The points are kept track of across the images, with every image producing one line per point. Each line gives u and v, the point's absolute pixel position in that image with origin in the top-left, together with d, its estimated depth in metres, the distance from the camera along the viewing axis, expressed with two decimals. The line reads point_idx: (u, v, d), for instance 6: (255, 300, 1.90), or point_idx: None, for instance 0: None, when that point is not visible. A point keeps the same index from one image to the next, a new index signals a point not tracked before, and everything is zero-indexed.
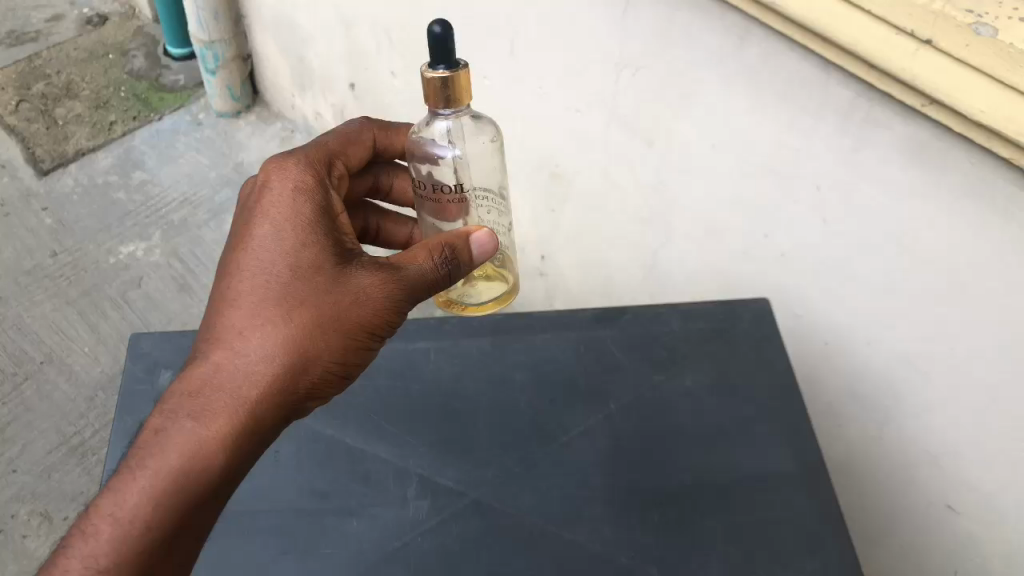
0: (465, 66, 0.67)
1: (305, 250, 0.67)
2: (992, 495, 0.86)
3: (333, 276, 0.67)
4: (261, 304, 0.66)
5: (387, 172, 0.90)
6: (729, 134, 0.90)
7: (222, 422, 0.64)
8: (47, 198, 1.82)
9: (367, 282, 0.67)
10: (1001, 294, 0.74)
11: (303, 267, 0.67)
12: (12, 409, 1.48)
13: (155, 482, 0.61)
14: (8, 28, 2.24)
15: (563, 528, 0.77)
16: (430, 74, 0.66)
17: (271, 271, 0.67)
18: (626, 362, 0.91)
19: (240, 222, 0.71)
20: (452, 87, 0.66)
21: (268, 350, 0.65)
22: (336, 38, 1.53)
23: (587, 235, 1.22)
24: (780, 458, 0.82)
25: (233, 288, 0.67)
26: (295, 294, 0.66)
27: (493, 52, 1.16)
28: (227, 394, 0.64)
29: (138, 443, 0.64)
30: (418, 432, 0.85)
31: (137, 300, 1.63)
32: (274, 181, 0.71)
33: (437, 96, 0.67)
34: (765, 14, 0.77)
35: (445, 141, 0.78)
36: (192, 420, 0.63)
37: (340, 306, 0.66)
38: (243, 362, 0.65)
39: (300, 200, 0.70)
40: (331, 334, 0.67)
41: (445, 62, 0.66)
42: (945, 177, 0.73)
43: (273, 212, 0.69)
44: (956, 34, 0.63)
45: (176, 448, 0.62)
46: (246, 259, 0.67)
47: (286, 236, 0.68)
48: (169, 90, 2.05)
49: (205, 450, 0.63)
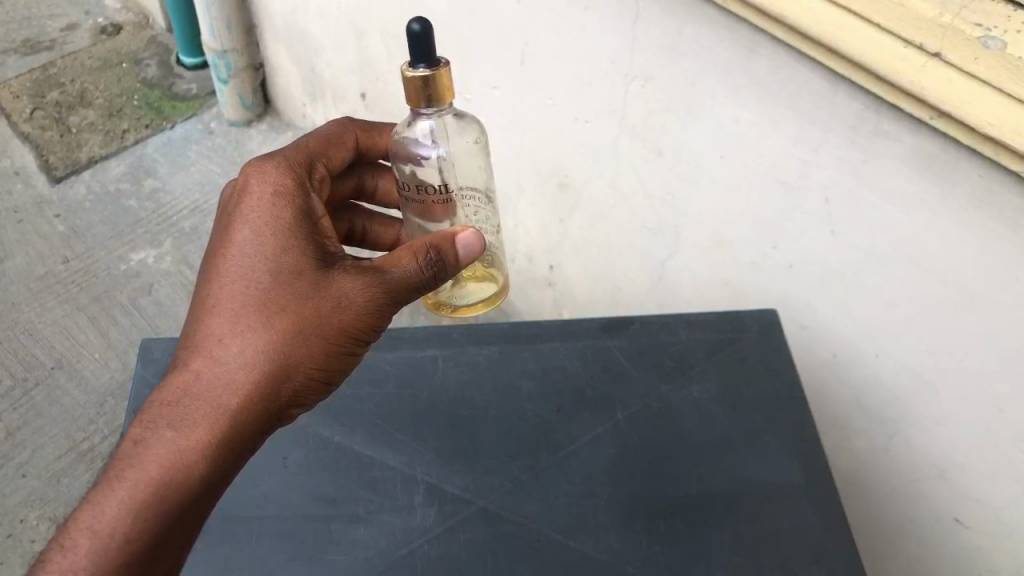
0: (446, 65, 0.68)
1: (286, 254, 0.68)
2: (1000, 507, 0.86)
3: (314, 281, 0.67)
4: (241, 310, 0.66)
5: (370, 173, 0.91)
6: (737, 145, 0.91)
7: (204, 430, 0.64)
8: (61, 205, 1.83)
9: (350, 286, 0.68)
10: (1010, 306, 0.74)
11: (284, 273, 0.67)
12: (23, 414, 1.49)
13: (136, 492, 0.62)
14: (23, 36, 2.26)
15: (569, 536, 0.77)
16: (411, 73, 0.67)
17: (251, 277, 0.67)
18: (633, 371, 0.91)
19: (220, 227, 0.71)
20: (433, 85, 0.68)
21: (249, 357, 0.66)
22: (348, 49, 1.54)
23: (596, 245, 1.22)
24: (787, 469, 0.82)
25: (213, 295, 0.68)
26: (275, 299, 0.66)
27: (503, 61, 1.17)
28: (208, 401, 0.65)
29: (119, 452, 0.65)
30: (425, 439, 0.85)
31: (148, 307, 1.64)
32: (255, 186, 0.72)
33: (419, 96, 0.68)
34: (774, 26, 0.78)
35: (428, 140, 0.79)
36: (173, 428, 0.64)
37: (322, 311, 0.67)
38: (224, 369, 0.66)
39: (280, 204, 0.70)
40: (313, 339, 0.67)
41: (425, 61, 0.67)
42: (954, 190, 0.73)
43: (252, 218, 0.69)
44: (966, 47, 0.64)
45: (157, 457, 0.63)
46: (226, 265, 0.68)
47: (265, 241, 0.68)
48: (181, 99, 2.07)
49: (187, 457, 0.63)
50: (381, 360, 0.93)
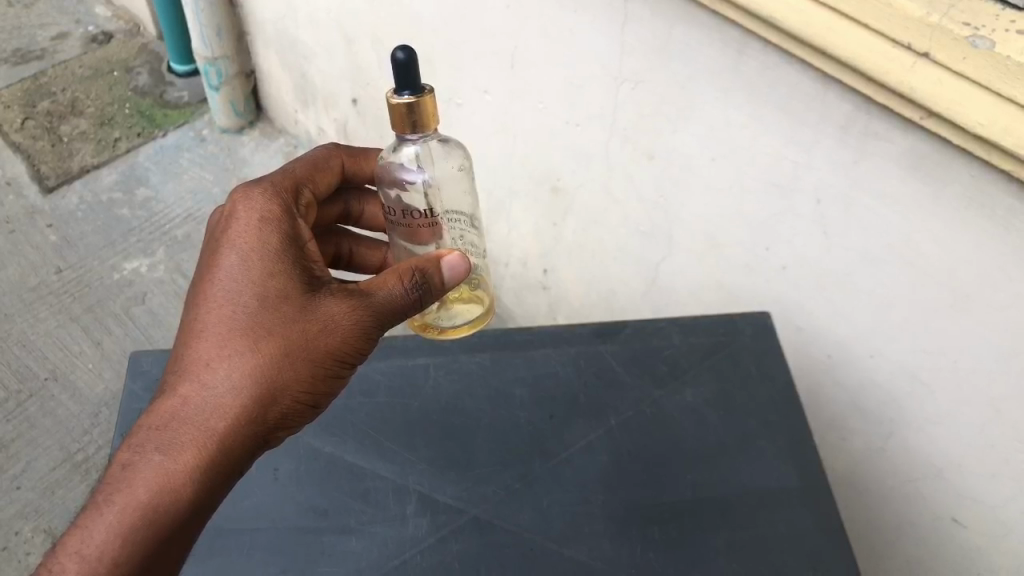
0: (430, 91, 0.68)
1: (271, 279, 0.67)
2: (998, 507, 0.85)
3: (300, 304, 0.67)
4: (228, 335, 0.66)
5: (356, 199, 0.90)
6: (728, 147, 0.90)
7: (191, 455, 0.64)
8: (52, 215, 1.82)
9: (335, 310, 0.67)
10: (1004, 306, 0.74)
11: (269, 296, 0.67)
12: (17, 426, 1.48)
13: (123, 518, 0.62)
14: (13, 46, 2.25)
15: (563, 545, 0.76)
16: (395, 100, 0.67)
17: (237, 301, 0.67)
18: (626, 377, 0.90)
19: (207, 252, 0.71)
20: (418, 112, 0.67)
21: (235, 381, 0.65)
22: (339, 56, 1.54)
23: (589, 250, 1.22)
24: (781, 473, 0.82)
25: (199, 320, 0.67)
26: (261, 324, 0.66)
27: (494, 66, 1.16)
28: (195, 425, 0.64)
29: (107, 477, 0.64)
30: (417, 449, 0.84)
31: (142, 316, 1.63)
32: (241, 210, 0.71)
33: (403, 122, 0.68)
34: (762, 28, 0.77)
35: (415, 165, 0.79)
36: (160, 453, 0.64)
37: (308, 335, 0.66)
38: (210, 393, 0.65)
39: (266, 228, 0.70)
40: (299, 363, 0.67)
41: (410, 88, 0.67)
42: (945, 190, 0.73)
43: (238, 242, 0.69)
44: (954, 47, 0.63)
45: (145, 482, 0.63)
46: (212, 290, 0.68)
47: (251, 265, 0.68)
48: (173, 107, 2.06)
49: (173, 483, 0.63)
50: (373, 370, 0.92)
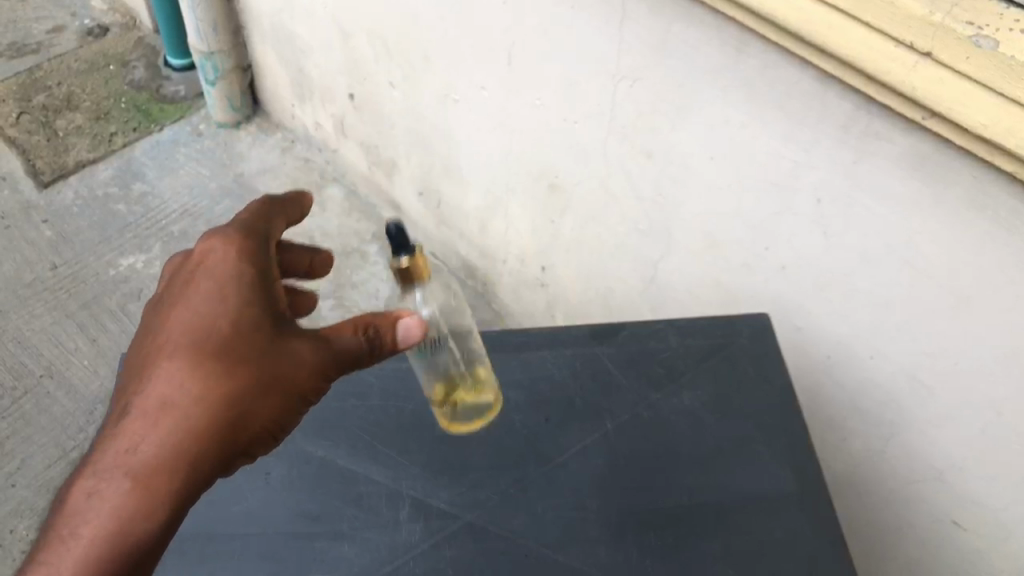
0: (418, 246, 0.70)
1: (244, 311, 0.63)
2: (999, 510, 0.84)
3: (271, 342, 0.62)
4: (199, 363, 0.60)
5: None
6: (727, 145, 0.89)
7: (159, 489, 0.58)
8: (48, 210, 1.81)
9: (304, 351, 0.63)
10: (1008, 309, 0.72)
11: (243, 328, 0.62)
12: (12, 423, 1.47)
13: (89, 552, 0.56)
14: (8, 39, 2.23)
15: (558, 551, 0.76)
16: (395, 263, 0.69)
17: (210, 329, 0.62)
18: (623, 380, 0.89)
19: (176, 276, 0.66)
20: (414, 267, 0.70)
21: (205, 412, 0.60)
22: (335, 52, 1.53)
23: (587, 247, 1.20)
24: (779, 478, 0.81)
25: (167, 345, 0.62)
26: (235, 356, 0.61)
27: (491, 62, 1.15)
28: (162, 456, 0.59)
29: (66, 506, 0.58)
30: (410, 452, 0.83)
31: (137, 312, 1.62)
32: (212, 237, 0.66)
33: (402, 274, 0.70)
34: (760, 26, 0.76)
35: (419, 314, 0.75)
36: (125, 484, 0.58)
37: (280, 371, 0.62)
38: (178, 423, 0.59)
39: (239, 256, 0.65)
40: (271, 398, 0.62)
41: (405, 251, 0.69)
42: (946, 192, 0.72)
43: (210, 269, 0.64)
44: (956, 46, 0.62)
45: (109, 514, 0.57)
46: (182, 315, 0.63)
47: (225, 295, 0.63)
48: (169, 101, 2.05)
49: (141, 517, 0.58)
50: (366, 373, 0.91)
